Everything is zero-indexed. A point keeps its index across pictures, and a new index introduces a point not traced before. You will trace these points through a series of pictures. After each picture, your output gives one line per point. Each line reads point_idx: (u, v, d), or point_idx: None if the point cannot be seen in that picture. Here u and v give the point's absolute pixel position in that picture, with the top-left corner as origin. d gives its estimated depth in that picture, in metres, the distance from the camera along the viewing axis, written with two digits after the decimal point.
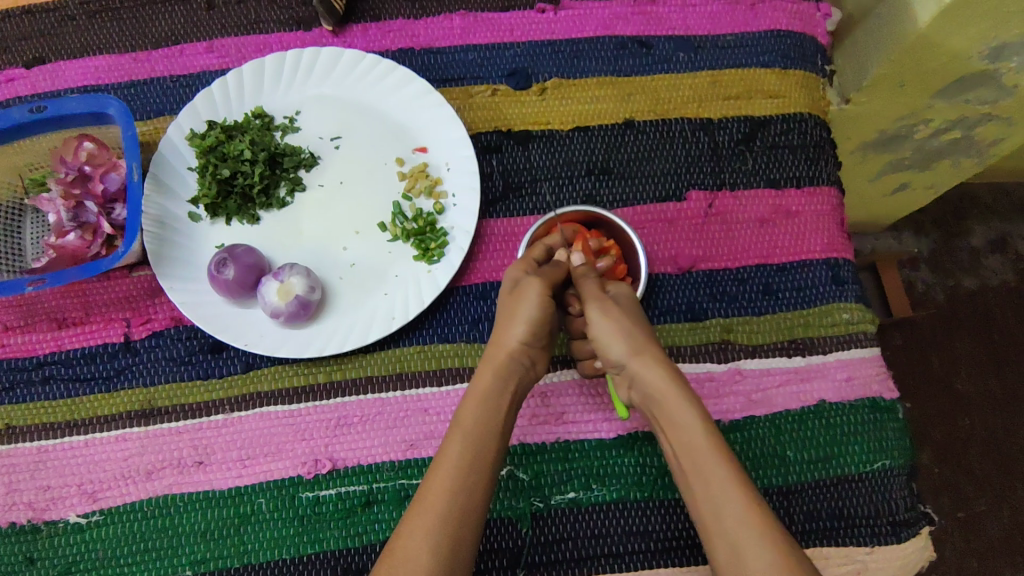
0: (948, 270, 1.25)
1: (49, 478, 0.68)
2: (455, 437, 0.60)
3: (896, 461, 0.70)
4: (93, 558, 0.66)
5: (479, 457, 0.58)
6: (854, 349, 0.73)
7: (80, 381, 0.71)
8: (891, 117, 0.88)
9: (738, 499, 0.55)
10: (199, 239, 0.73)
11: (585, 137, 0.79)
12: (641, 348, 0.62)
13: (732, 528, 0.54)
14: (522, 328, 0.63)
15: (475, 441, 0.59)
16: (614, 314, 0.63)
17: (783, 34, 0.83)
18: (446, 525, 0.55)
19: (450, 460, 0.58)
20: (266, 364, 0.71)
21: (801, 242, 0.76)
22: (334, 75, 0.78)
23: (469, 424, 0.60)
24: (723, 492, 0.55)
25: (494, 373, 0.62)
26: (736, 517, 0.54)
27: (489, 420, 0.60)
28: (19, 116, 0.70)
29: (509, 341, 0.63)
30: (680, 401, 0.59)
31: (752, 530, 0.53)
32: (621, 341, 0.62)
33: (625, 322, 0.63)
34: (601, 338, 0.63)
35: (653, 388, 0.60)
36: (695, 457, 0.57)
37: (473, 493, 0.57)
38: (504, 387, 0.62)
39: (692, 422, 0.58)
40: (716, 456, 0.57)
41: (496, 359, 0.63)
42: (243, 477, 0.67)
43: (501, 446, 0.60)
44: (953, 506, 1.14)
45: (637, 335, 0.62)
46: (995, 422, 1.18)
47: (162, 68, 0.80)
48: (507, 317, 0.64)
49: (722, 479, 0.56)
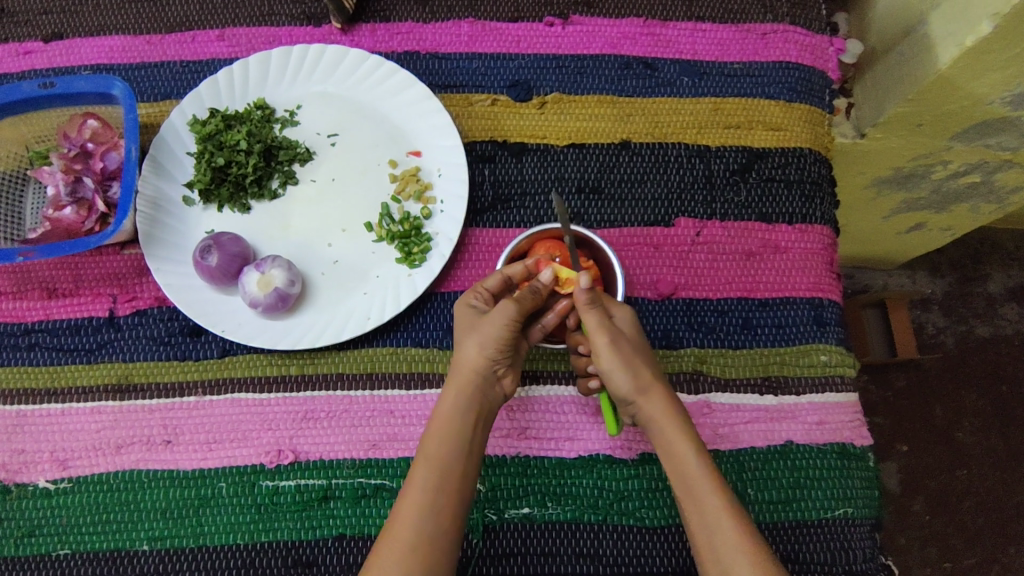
0: (957, 316, 1.22)
1: (24, 442, 0.70)
2: (421, 461, 0.60)
3: (859, 510, 0.69)
4: (56, 524, 0.68)
5: (446, 478, 0.59)
6: (828, 393, 0.72)
7: (63, 350, 0.73)
8: (907, 156, 0.86)
9: (729, 528, 0.56)
10: (189, 223, 0.75)
11: (579, 155, 0.79)
12: (643, 379, 0.61)
13: (726, 556, 0.56)
14: (485, 346, 0.62)
15: (442, 462, 0.59)
16: (623, 346, 0.61)
17: (792, 66, 0.81)
18: (417, 549, 0.56)
19: (417, 484, 0.59)
20: (241, 351, 0.72)
21: (786, 279, 0.75)
22: (338, 73, 0.79)
23: (432, 447, 0.60)
24: (718, 520, 0.57)
25: (457, 391, 0.62)
26: (730, 546, 0.56)
27: (453, 440, 0.60)
28: (30, 91, 0.73)
29: (471, 358, 0.63)
30: (676, 431, 0.60)
31: (742, 560, 0.55)
32: (626, 373, 0.60)
33: (630, 354, 0.61)
34: (607, 369, 0.61)
35: (652, 418, 0.61)
36: (690, 485, 0.58)
37: (440, 515, 0.57)
38: (467, 405, 0.62)
39: (686, 450, 0.59)
40: (709, 483, 0.58)
41: (460, 377, 0.63)
42: (207, 460, 0.69)
43: (467, 465, 0.60)
44: (938, 557, 1.12)
45: (639, 365, 0.61)
46: (990, 476, 1.14)
47: (173, 53, 0.82)
48: (471, 337, 0.63)
49: (716, 507, 0.57)
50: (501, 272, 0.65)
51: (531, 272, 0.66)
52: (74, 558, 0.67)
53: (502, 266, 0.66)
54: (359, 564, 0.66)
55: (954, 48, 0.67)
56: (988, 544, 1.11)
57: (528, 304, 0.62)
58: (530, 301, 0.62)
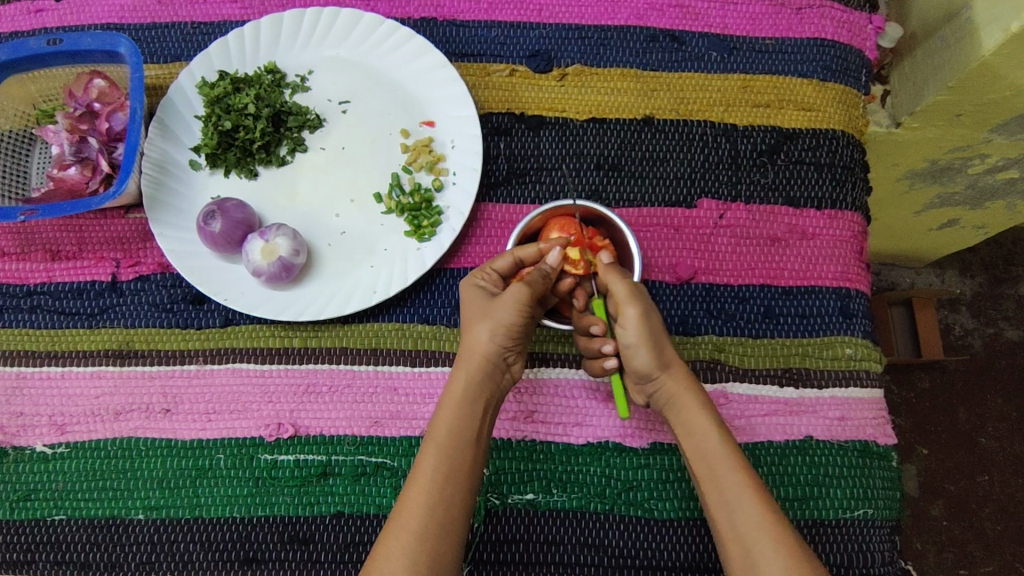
0: (990, 318, 1.17)
1: (23, 405, 0.69)
2: (429, 451, 0.57)
3: (880, 512, 0.66)
4: (52, 488, 0.67)
5: (456, 468, 0.56)
6: (853, 388, 0.69)
7: (64, 314, 0.72)
8: (944, 147, 0.82)
9: (752, 503, 0.54)
10: (195, 189, 0.73)
11: (599, 130, 0.75)
12: (666, 356, 0.59)
13: (746, 533, 0.53)
14: (497, 333, 0.59)
15: (450, 454, 0.56)
16: (651, 321, 0.59)
17: (828, 44, 0.77)
18: (423, 540, 0.53)
19: (425, 475, 0.56)
20: (244, 321, 0.70)
21: (812, 267, 0.71)
22: (352, 39, 0.76)
23: (441, 436, 0.57)
24: (738, 496, 0.54)
25: (467, 377, 0.59)
26: (753, 523, 0.53)
27: (462, 431, 0.57)
28: (36, 47, 0.72)
29: (484, 344, 0.59)
30: (699, 410, 0.58)
31: (767, 535, 0.52)
32: (652, 349, 0.58)
33: (658, 331, 0.59)
34: (634, 345, 0.59)
35: (675, 399, 0.59)
36: (709, 462, 0.56)
37: (450, 510, 0.55)
38: (478, 392, 0.59)
39: (705, 426, 0.58)
40: (729, 460, 0.56)
41: (470, 365, 0.59)
42: (206, 431, 0.67)
43: (475, 455, 0.57)
44: (955, 564, 1.08)
45: (664, 343, 0.59)
46: (1015, 483, 1.10)
47: (184, 14, 0.79)
48: (482, 323, 0.60)
49: (737, 485, 0.55)
50: (512, 253, 0.62)
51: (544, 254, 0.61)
52: (69, 523, 0.66)
53: (515, 248, 0.62)
54: (356, 543, 0.64)
55: (999, 33, 0.63)
56: (1007, 553, 1.07)
57: (541, 286, 0.59)
58: (541, 285, 0.59)
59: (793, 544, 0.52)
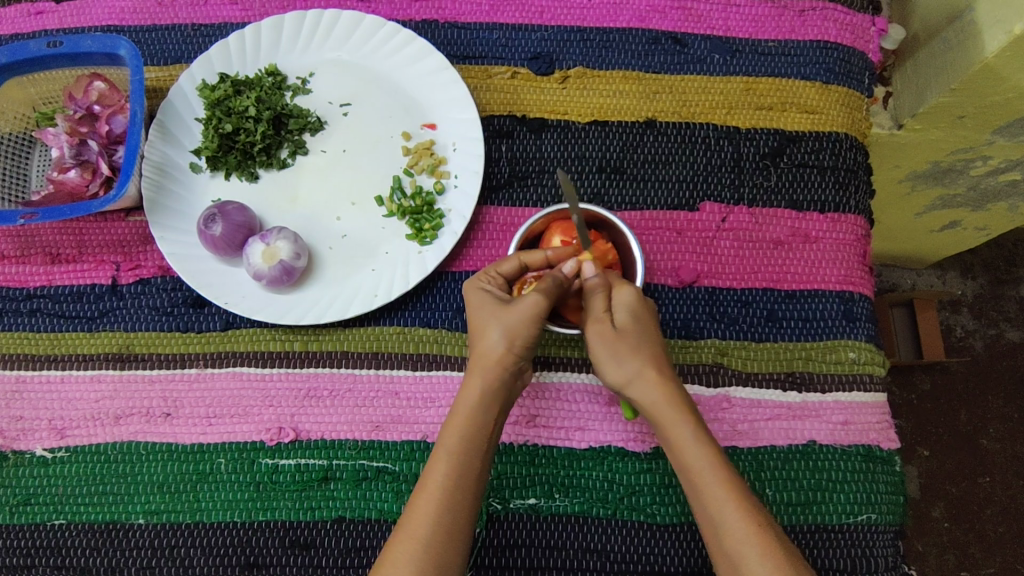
0: (991, 320, 1.17)
1: (23, 409, 0.69)
2: (440, 456, 0.56)
3: (883, 516, 0.66)
4: (52, 492, 0.67)
5: (465, 477, 0.56)
6: (856, 392, 0.68)
7: (64, 317, 0.71)
8: (947, 150, 0.82)
9: (736, 518, 0.53)
10: (195, 192, 0.73)
11: (601, 133, 0.75)
12: (633, 369, 0.57)
13: (731, 547, 0.53)
14: (515, 341, 0.58)
15: (461, 460, 0.56)
16: (606, 335, 0.57)
17: (831, 46, 0.77)
18: (431, 549, 0.53)
19: (434, 481, 0.55)
20: (246, 324, 0.70)
21: (816, 271, 0.71)
22: (353, 42, 0.76)
23: (453, 444, 0.56)
24: (720, 511, 0.53)
25: (484, 384, 0.58)
26: (734, 538, 0.52)
27: (474, 439, 0.57)
28: (36, 49, 0.71)
29: (500, 351, 0.58)
30: (674, 422, 0.56)
31: (752, 550, 0.52)
32: (610, 364, 0.57)
33: (620, 343, 0.57)
34: (598, 360, 0.58)
35: (649, 410, 0.57)
36: (689, 474, 0.55)
37: (458, 517, 0.55)
38: (494, 399, 0.58)
39: (682, 440, 0.56)
40: (709, 474, 0.54)
41: (487, 371, 0.58)
42: (206, 435, 0.67)
43: (484, 464, 0.57)
44: (956, 566, 1.07)
45: (627, 354, 0.57)
46: (1016, 485, 1.10)
47: (185, 15, 0.79)
48: (495, 327, 0.58)
49: (720, 499, 0.54)
50: (518, 257, 0.61)
51: (551, 260, 0.61)
52: (69, 528, 0.66)
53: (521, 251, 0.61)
54: (358, 547, 0.64)
55: (1002, 36, 0.63)
56: (1008, 555, 1.07)
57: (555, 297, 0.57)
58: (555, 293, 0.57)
59: (782, 556, 0.52)
